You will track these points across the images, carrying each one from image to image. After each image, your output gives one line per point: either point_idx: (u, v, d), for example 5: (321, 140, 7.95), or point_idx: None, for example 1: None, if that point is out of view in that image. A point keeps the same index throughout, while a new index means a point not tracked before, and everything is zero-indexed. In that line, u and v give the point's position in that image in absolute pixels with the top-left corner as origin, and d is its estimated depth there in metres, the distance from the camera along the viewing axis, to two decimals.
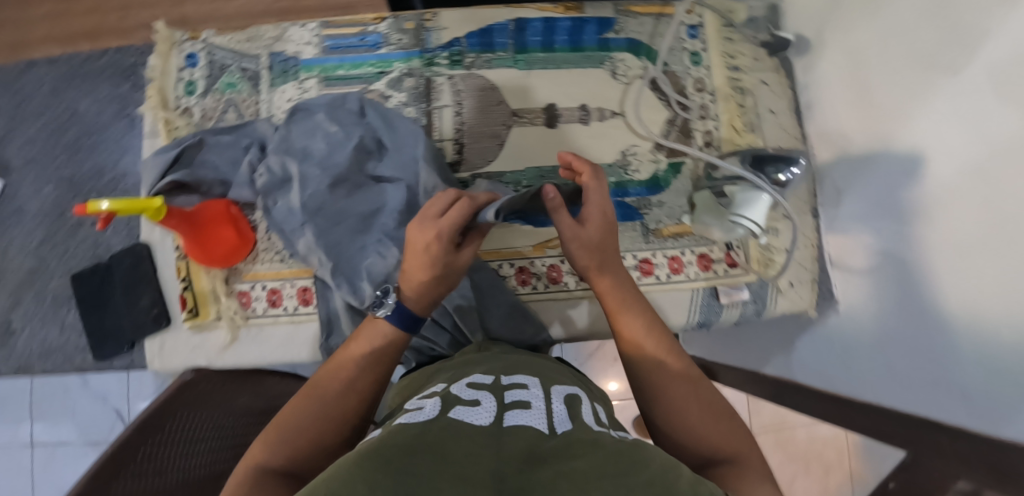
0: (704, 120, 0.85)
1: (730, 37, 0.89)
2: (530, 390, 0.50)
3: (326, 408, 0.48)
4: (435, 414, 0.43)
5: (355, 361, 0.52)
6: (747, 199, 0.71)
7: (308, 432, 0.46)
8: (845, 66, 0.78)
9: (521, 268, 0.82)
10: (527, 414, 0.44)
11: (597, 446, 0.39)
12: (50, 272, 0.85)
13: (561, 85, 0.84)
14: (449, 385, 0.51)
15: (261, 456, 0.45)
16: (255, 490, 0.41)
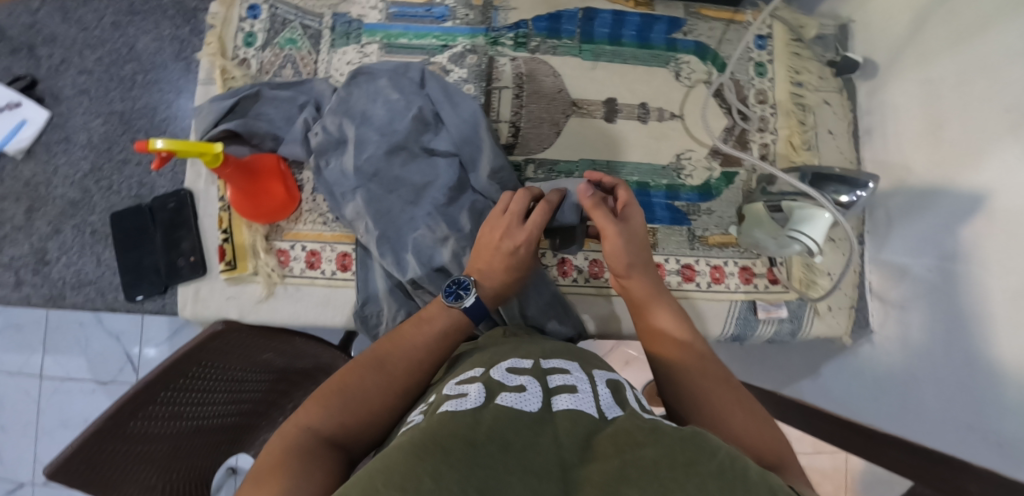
0: (762, 133, 0.84)
1: (798, 52, 0.88)
2: (573, 374, 0.48)
3: (384, 384, 0.48)
4: (482, 402, 0.42)
5: (417, 346, 0.52)
6: (804, 216, 0.70)
7: (366, 405, 0.46)
8: (917, 95, 0.77)
9: (563, 259, 0.81)
10: (574, 399, 0.43)
11: (654, 436, 0.37)
12: (91, 206, 0.85)
13: (624, 81, 0.83)
14: (488, 368, 0.49)
15: (315, 419, 0.44)
16: (310, 451, 0.41)
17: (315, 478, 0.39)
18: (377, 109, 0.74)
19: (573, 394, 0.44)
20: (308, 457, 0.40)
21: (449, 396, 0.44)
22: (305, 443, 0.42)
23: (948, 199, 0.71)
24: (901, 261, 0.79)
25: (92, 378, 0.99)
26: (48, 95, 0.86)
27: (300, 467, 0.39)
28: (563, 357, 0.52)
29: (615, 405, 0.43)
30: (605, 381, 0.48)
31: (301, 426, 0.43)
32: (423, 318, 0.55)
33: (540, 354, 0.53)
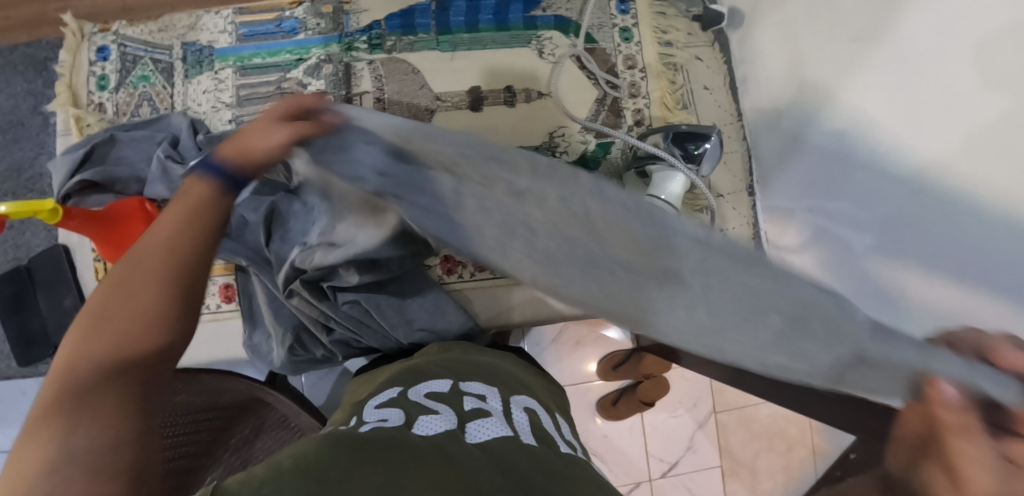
0: (635, 98, 0.82)
1: (664, 11, 0.86)
2: (487, 399, 0.51)
3: (158, 273, 0.33)
4: (403, 421, 0.43)
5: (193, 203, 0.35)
6: (656, 181, 0.69)
7: (141, 292, 0.32)
8: (777, 39, 0.76)
9: (447, 257, 0.80)
10: (492, 424, 0.45)
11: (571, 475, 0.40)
12: None
13: (486, 68, 0.82)
14: (407, 390, 0.51)
15: (82, 350, 0.30)
16: (84, 407, 0.28)
17: (111, 426, 0.28)
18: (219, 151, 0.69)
19: (489, 418, 0.46)
20: (96, 389, 0.29)
21: (367, 418, 0.45)
22: (72, 368, 0.29)
23: (823, 135, 0.68)
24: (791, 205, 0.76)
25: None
26: None
27: (84, 409, 0.28)
28: (484, 381, 0.56)
29: (533, 435, 0.46)
30: (516, 409, 0.51)
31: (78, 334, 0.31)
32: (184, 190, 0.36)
33: (461, 378, 0.55)
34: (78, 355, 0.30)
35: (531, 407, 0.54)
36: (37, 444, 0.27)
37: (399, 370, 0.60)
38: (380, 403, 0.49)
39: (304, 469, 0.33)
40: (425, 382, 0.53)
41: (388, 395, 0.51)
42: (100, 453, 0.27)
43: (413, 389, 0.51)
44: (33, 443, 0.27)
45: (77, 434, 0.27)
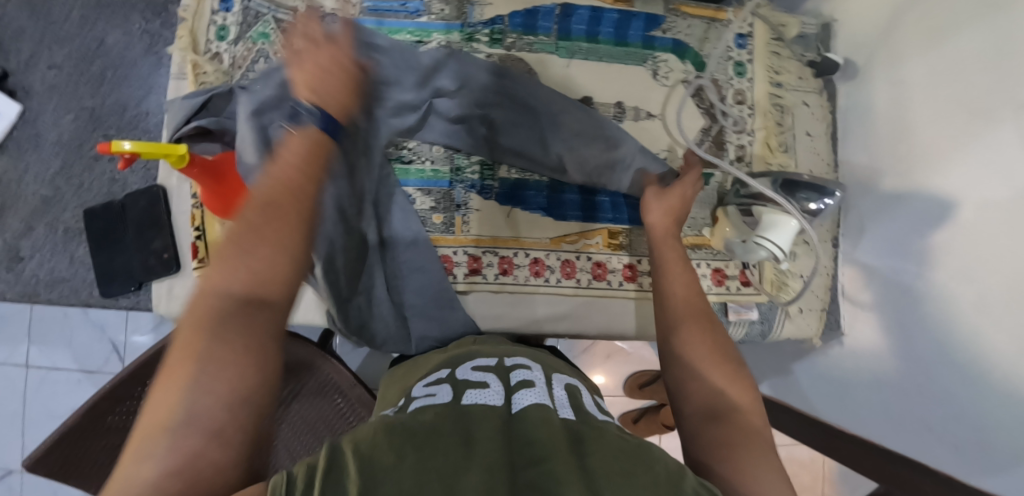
0: (739, 134, 0.84)
1: (778, 52, 0.86)
2: (532, 371, 0.53)
3: (284, 229, 0.45)
4: (451, 397, 0.47)
5: (296, 169, 0.48)
6: (767, 223, 0.68)
7: (279, 240, 0.44)
8: (891, 98, 0.76)
9: (536, 259, 0.81)
10: (533, 394, 0.47)
11: (597, 440, 0.42)
12: (63, 203, 0.87)
13: (600, 79, 0.83)
14: (454, 370, 0.54)
15: (225, 283, 0.41)
16: (216, 315, 0.39)
17: (240, 351, 0.38)
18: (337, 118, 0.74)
19: (533, 389, 0.48)
20: (208, 337, 0.38)
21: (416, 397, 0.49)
22: (211, 314, 0.40)
23: (921, 204, 0.71)
24: (870, 261, 0.80)
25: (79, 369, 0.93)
26: (21, 89, 0.87)
27: (205, 358, 0.37)
28: (524, 357, 0.58)
29: (570, 407, 0.47)
30: (562, 384, 0.53)
31: (215, 290, 0.41)
32: (282, 152, 0.50)
33: (505, 354, 0.58)
34: (219, 285, 0.41)
35: (577, 383, 0.55)
36: (172, 382, 0.36)
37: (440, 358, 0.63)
38: (430, 382, 0.52)
39: (355, 447, 0.38)
40: (469, 360, 0.56)
41: (435, 377, 0.54)
42: (219, 409, 0.35)
43: (458, 367, 0.55)
44: (166, 388, 0.36)
45: (208, 377, 0.36)
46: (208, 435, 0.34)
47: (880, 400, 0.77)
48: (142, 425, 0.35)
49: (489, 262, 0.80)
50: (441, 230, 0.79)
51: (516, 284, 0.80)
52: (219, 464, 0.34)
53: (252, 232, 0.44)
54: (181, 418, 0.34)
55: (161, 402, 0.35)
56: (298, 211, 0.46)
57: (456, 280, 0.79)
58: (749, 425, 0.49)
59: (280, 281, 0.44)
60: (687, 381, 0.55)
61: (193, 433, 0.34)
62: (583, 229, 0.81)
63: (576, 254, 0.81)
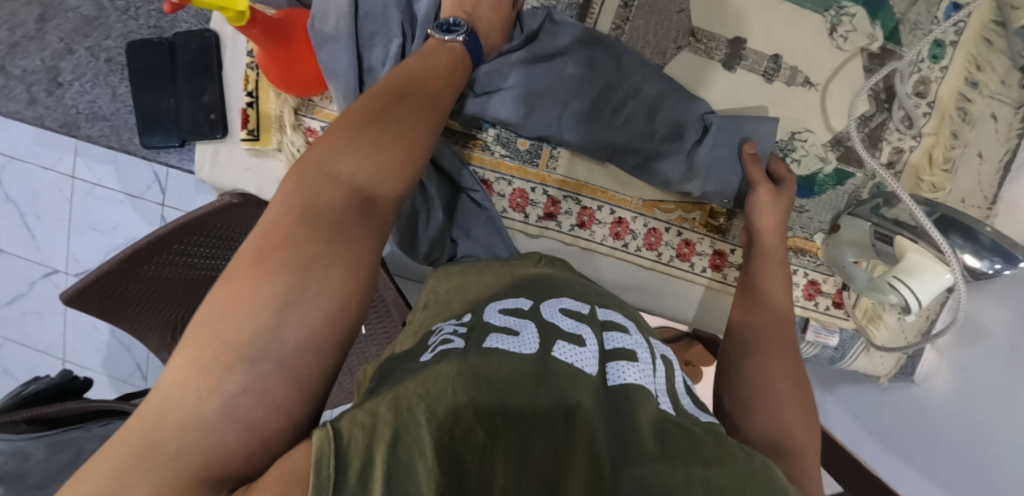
0: (904, 134, 0.70)
1: (990, 41, 0.68)
2: (631, 336, 0.46)
3: (418, 125, 0.41)
4: (539, 350, 0.39)
5: (437, 82, 0.47)
6: (916, 266, 0.57)
7: (405, 137, 0.40)
8: None
9: (620, 219, 0.70)
10: (634, 371, 0.40)
11: (719, 454, 0.34)
12: (104, 27, 0.79)
13: (761, 21, 0.67)
14: (540, 303, 0.47)
15: (340, 162, 0.37)
16: (323, 202, 0.34)
17: (340, 262, 0.33)
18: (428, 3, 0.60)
19: (634, 365, 0.41)
20: (315, 239, 0.33)
21: (493, 328, 0.42)
22: (324, 208, 0.34)
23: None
24: (985, 321, 0.70)
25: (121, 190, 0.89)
26: None
27: (311, 260, 0.32)
28: (617, 310, 0.52)
29: (669, 399, 0.40)
30: (661, 353, 0.48)
31: (328, 179, 0.36)
32: (424, 51, 0.50)
33: (597, 305, 0.51)
34: (338, 161, 0.37)
35: (670, 356, 0.49)
36: (254, 287, 0.30)
37: (497, 282, 0.57)
38: (508, 311, 0.45)
39: (430, 410, 0.31)
40: (555, 298, 0.49)
41: (515, 305, 0.47)
42: (310, 350, 0.30)
43: (546, 302, 0.48)
44: (250, 296, 0.30)
45: (302, 300, 0.31)
46: (294, 382, 0.29)
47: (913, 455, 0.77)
48: (210, 322, 0.29)
49: (568, 210, 0.69)
50: (523, 160, 0.68)
51: (591, 241, 0.70)
52: (291, 419, 0.29)
53: (368, 141, 0.38)
54: (264, 345, 0.29)
55: (243, 308, 0.29)
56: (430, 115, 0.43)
57: (527, 220, 0.69)
58: (814, 468, 0.43)
59: (391, 184, 0.38)
60: (751, 381, 0.49)
61: (272, 372, 0.29)
62: (683, 199, 0.70)
63: (667, 225, 0.70)
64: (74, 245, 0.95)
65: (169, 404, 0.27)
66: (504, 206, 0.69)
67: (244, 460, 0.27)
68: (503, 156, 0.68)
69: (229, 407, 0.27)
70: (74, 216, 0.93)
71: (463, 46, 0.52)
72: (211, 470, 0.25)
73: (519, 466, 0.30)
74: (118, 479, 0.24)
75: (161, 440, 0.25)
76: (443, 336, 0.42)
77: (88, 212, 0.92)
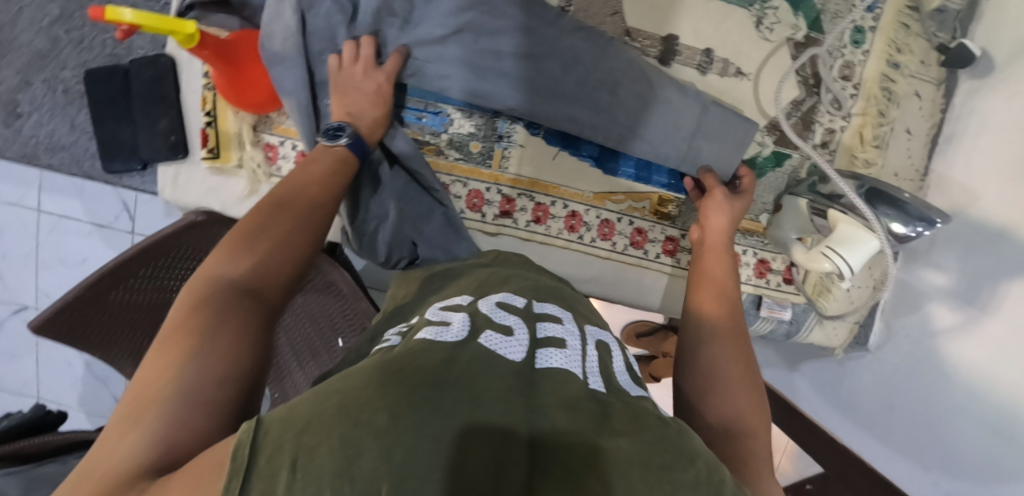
0: (833, 116, 0.74)
1: (907, 25, 0.73)
2: (564, 326, 0.47)
3: (292, 235, 0.48)
4: (463, 338, 0.40)
5: (320, 187, 0.54)
6: (845, 236, 0.61)
7: (272, 246, 0.47)
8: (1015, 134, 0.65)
9: (573, 212, 0.73)
10: (561, 357, 0.41)
11: (626, 420, 0.35)
12: (62, 59, 0.82)
13: (691, 19, 0.71)
14: (476, 301, 0.48)
15: (222, 270, 0.43)
16: (216, 299, 0.40)
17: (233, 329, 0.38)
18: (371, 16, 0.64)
19: (561, 351, 0.42)
20: (207, 316, 0.38)
21: (430, 323, 0.44)
22: (211, 300, 0.40)
23: (1011, 251, 0.63)
24: (926, 288, 0.74)
25: (89, 221, 0.91)
26: None
27: (204, 329, 0.37)
28: (556, 303, 0.53)
29: (600, 379, 0.40)
30: (595, 339, 0.49)
31: (209, 283, 0.41)
32: (310, 157, 0.57)
33: (535, 298, 0.52)
34: (218, 272, 0.43)
35: (607, 341, 0.50)
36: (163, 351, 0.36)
37: (458, 286, 0.56)
38: (447, 307, 0.48)
39: (342, 401, 0.31)
40: (493, 294, 0.51)
41: (455, 303, 0.49)
42: (210, 385, 0.35)
43: (483, 299, 0.49)
44: (158, 362, 0.35)
45: (208, 347, 0.36)
46: (200, 409, 0.33)
47: (861, 419, 0.82)
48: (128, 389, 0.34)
49: (523, 207, 0.72)
50: (477, 161, 0.71)
51: (547, 235, 0.73)
52: (206, 432, 0.33)
53: (248, 253, 0.45)
54: (171, 392, 0.33)
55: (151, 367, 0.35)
56: (313, 215, 0.51)
57: (485, 219, 0.72)
58: (762, 452, 0.45)
59: (273, 281, 0.45)
60: (701, 370, 0.51)
61: (179, 408, 0.33)
62: (631, 190, 0.73)
63: (618, 215, 0.73)
64: (42, 282, 0.95)
65: (97, 463, 0.31)
66: (461, 207, 0.72)
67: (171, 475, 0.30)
68: (458, 160, 0.71)
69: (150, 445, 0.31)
70: (40, 252, 0.94)
71: (348, 148, 0.59)
72: (122, 478, 0.29)
73: (429, 446, 0.29)
74: None
75: (90, 472, 0.31)
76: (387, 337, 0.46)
77: (57, 248, 0.94)
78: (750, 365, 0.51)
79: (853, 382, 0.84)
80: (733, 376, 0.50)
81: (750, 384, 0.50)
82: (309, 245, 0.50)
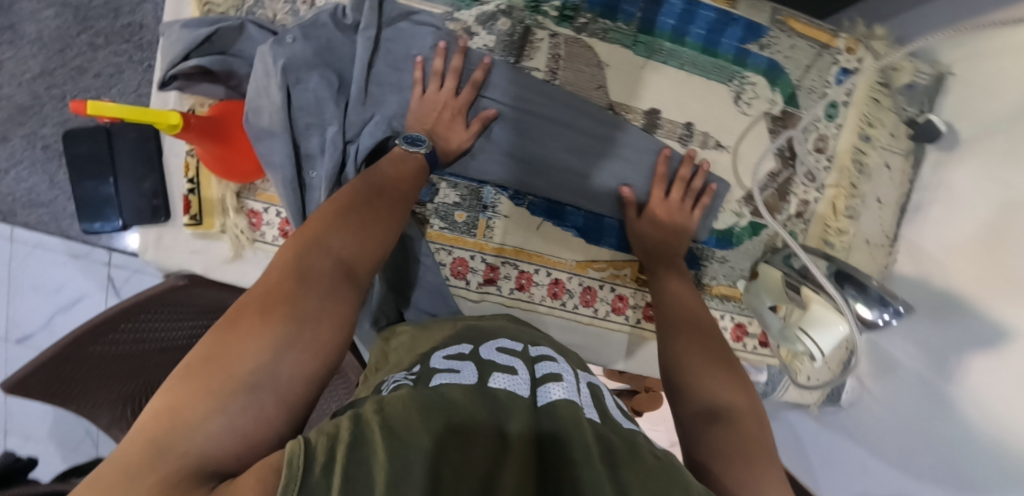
0: (808, 186, 0.77)
1: (878, 100, 0.77)
2: (558, 365, 0.50)
3: (380, 223, 0.51)
4: (478, 381, 0.43)
5: (400, 183, 0.57)
6: (818, 317, 0.63)
7: (364, 232, 0.49)
8: (977, 211, 0.65)
9: (556, 280, 0.74)
10: (561, 388, 0.43)
11: (630, 457, 0.37)
12: (42, 116, 0.85)
13: (670, 93, 0.73)
14: (479, 347, 0.51)
15: (331, 240, 0.46)
16: (319, 270, 0.43)
17: (328, 317, 0.41)
18: (359, 91, 0.66)
19: (560, 384, 0.44)
20: (304, 299, 0.40)
21: (438, 370, 0.45)
22: (313, 272, 0.43)
23: (968, 321, 0.64)
24: (896, 354, 0.74)
25: (65, 250, 0.89)
26: None
27: (306, 308, 0.40)
28: (548, 348, 0.55)
29: (595, 410, 0.42)
30: (587, 382, 0.49)
31: (317, 251, 0.45)
32: (396, 157, 0.60)
33: (528, 345, 0.55)
34: (324, 240, 0.46)
35: (599, 383, 0.50)
36: (253, 336, 0.37)
37: (445, 332, 0.59)
38: (451, 356, 0.49)
39: (385, 423, 0.34)
40: (493, 341, 0.54)
41: (457, 351, 0.50)
42: (297, 385, 0.37)
43: (483, 346, 0.51)
44: (253, 333, 0.37)
45: (295, 346, 0.37)
46: (280, 405, 0.36)
47: (838, 479, 0.84)
48: (215, 358, 0.35)
49: (507, 274, 0.73)
50: (461, 230, 0.72)
51: (531, 302, 0.74)
52: (275, 436, 0.35)
53: (346, 229, 0.48)
54: (261, 378, 0.35)
55: (245, 344, 0.36)
56: (387, 204, 0.54)
57: (469, 286, 0.73)
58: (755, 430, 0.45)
59: (368, 260, 0.48)
60: (686, 364, 0.52)
61: (268, 399, 0.35)
62: (614, 258, 0.75)
63: (600, 282, 0.75)
64: (12, 310, 0.92)
65: (169, 417, 0.32)
66: (446, 274, 0.72)
67: (233, 461, 0.32)
68: (442, 228, 0.72)
69: (229, 424, 0.33)
70: (13, 279, 0.91)
71: (425, 157, 0.61)
72: (209, 464, 0.31)
73: (461, 464, 0.33)
74: (130, 468, 0.29)
75: (167, 447, 0.30)
76: (395, 381, 0.46)
77: (29, 276, 0.91)
78: (726, 359, 0.52)
79: (828, 440, 0.85)
80: (704, 364, 0.51)
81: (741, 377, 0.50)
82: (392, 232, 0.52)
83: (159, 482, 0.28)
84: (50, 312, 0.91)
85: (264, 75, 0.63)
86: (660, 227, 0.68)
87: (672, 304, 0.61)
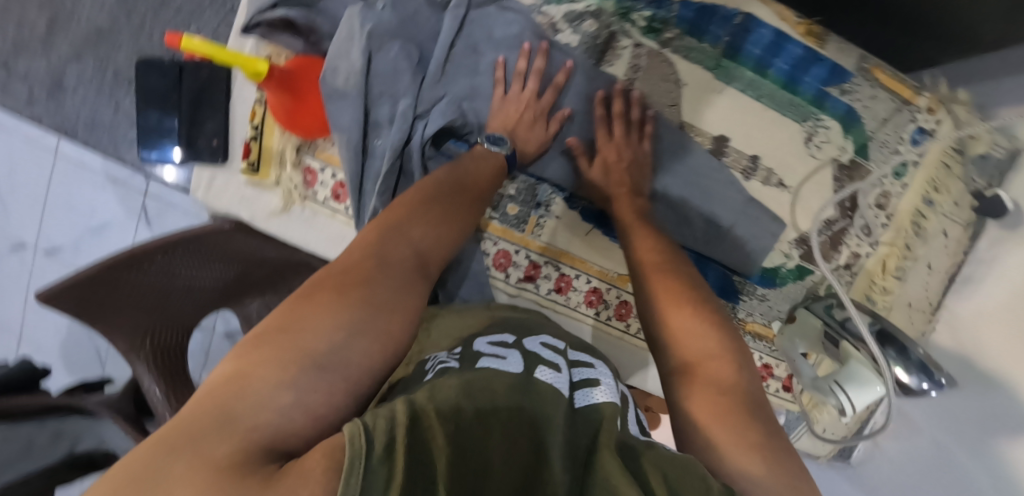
0: (861, 239, 0.76)
1: (949, 166, 0.74)
2: (596, 371, 0.50)
3: (451, 219, 0.52)
4: (524, 371, 0.42)
5: (474, 179, 0.58)
6: (855, 373, 0.63)
7: (438, 225, 0.50)
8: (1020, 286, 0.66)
9: (595, 288, 0.74)
10: (601, 393, 0.44)
11: (645, 451, 0.37)
12: (114, 36, 0.87)
13: (743, 122, 0.72)
14: (523, 338, 0.51)
15: (410, 231, 0.48)
16: (394, 256, 0.44)
17: (402, 307, 0.41)
18: (437, 66, 0.67)
19: (599, 390, 0.45)
20: (381, 285, 0.41)
21: (484, 353, 0.45)
22: (390, 260, 0.44)
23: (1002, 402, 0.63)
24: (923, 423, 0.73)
25: (103, 172, 0.91)
26: None
27: (381, 295, 0.40)
28: (589, 353, 0.55)
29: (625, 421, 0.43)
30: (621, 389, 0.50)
31: (396, 238, 0.46)
32: (476, 156, 0.61)
33: (571, 347, 0.55)
34: (402, 230, 0.47)
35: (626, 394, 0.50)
36: (328, 314, 0.37)
37: (478, 320, 0.59)
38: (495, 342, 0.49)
39: (439, 409, 0.34)
40: (534, 335, 0.54)
41: (500, 338, 0.50)
42: (364, 370, 0.37)
43: (528, 338, 0.52)
44: (329, 310, 0.37)
45: (367, 332, 0.37)
46: (347, 389, 0.35)
47: None
48: (287, 331, 0.35)
49: (547, 275, 0.73)
50: (511, 223, 0.72)
51: (565, 306, 0.74)
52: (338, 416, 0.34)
53: (422, 222, 0.49)
54: (332, 360, 0.35)
55: (320, 323, 0.36)
56: (459, 201, 0.54)
57: (508, 280, 0.73)
58: (722, 373, 0.46)
59: (438, 253, 0.49)
60: (659, 320, 0.53)
61: (336, 379, 0.35)
62: None
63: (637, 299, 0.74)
64: (47, 224, 0.94)
65: (237, 385, 0.31)
66: (488, 264, 0.73)
67: (297, 438, 0.31)
68: (494, 218, 0.72)
69: (298, 400, 0.32)
70: (50, 196, 0.93)
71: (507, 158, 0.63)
72: (275, 438, 0.30)
73: (505, 454, 0.33)
74: (198, 430, 0.28)
75: (234, 415, 0.29)
76: (439, 360, 0.46)
77: (66, 195, 0.93)
78: (695, 300, 0.53)
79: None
80: (670, 313, 0.52)
81: (712, 318, 0.51)
82: (461, 233, 0.53)
83: (228, 449, 0.28)
84: (79, 233, 0.94)
85: (348, 37, 0.64)
86: (610, 172, 0.68)
87: (645, 246, 0.61)
